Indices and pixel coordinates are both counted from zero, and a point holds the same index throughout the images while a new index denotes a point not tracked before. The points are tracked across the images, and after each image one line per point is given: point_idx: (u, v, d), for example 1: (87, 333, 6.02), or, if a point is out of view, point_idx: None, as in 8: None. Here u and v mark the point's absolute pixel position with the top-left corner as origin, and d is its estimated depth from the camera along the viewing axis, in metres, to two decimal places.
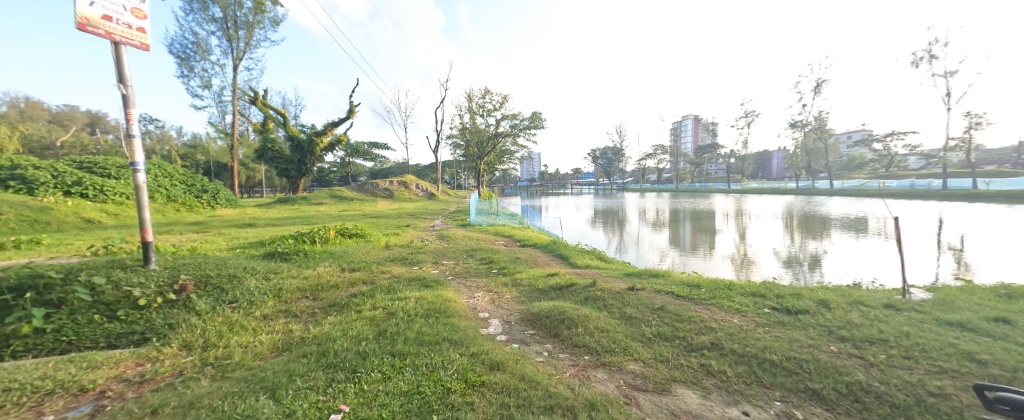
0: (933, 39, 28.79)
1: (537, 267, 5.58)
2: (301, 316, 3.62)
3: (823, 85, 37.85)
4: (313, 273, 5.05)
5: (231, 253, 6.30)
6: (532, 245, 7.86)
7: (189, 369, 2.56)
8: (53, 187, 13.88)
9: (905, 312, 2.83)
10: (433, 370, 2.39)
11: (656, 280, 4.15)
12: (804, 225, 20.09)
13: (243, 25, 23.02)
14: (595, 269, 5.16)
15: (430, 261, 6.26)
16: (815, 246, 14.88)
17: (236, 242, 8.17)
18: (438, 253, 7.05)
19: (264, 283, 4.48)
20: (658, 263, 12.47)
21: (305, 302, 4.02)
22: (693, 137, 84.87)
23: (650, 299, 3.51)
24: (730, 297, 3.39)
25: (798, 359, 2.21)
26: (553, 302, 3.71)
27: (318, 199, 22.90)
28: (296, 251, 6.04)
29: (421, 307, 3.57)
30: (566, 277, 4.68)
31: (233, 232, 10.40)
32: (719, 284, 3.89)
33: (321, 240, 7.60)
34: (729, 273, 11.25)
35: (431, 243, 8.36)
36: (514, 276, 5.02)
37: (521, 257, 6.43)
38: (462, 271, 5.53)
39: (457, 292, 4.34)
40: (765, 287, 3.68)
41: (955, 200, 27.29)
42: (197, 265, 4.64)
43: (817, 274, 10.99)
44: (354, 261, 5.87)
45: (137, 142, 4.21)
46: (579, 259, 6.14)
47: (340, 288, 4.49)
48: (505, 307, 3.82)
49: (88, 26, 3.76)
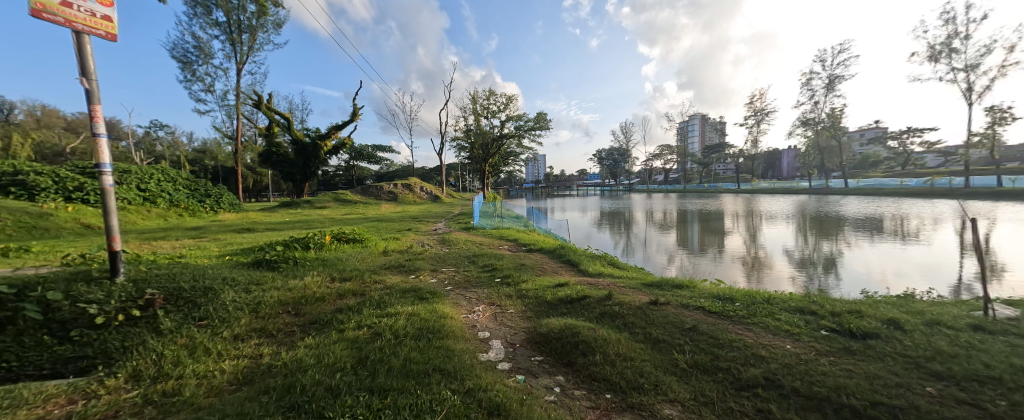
0: (952, 33, 27.88)
1: (543, 276, 5.10)
2: (277, 336, 3.18)
3: (836, 81, 36.87)
4: (300, 284, 4.60)
5: (218, 261, 5.89)
6: (538, 250, 7.40)
7: (125, 411, 2.11)
8: (54, 193, 13.73)
9: (1003, 336, 2.29)
10: (418, 415, 1.91)
11: (683, 292, 3.64)
12: (816, 226, 19.34)
13: (247, 29, 22.97)
14: (609, 277, 4.66)
15: (429, 268, 5.81)
16: (830, 247, 14.29)
17: (228, 249, 7.80)
18: (438, 260, 6.58)
19: (243, 296, 4.04)
20: (667, 266, 11.82)
21: (285, 319, 3.58)
22: (700, 137, 83.74)
23: (679, 315, 3.03)
24: (776, 316, 2.88)
25: (887, 405, 1.71)
26: (564, 319, 3.22)
27: (321, 203, 22.61)
28: (286, 258, 5.63)
29: (413, 326, 3.11)
30: (577, 287, 4.19)
31: (229, 237, 10.07)
32: (756, 297, 3.39)
33: (316, 246, 7.20)
34: (741, 277, 10.48)
35: (431, 248, 7.93)
36: (518, 287, 4.51)
37: (527, 264, 5.92)
38: (463, 280, 5.05)
39: (455, 306, 3.87)
40: (814, 301, 3.16)
41: (978, 198, 26.31)
42: (172, 276, 4.22)
43: (833, 277, 10.26)
44: (347, 270, 5.42)
45: (104, 143, 3.78)
46: (591, 266, 5.61)
47: (329, 301, 4.07)
48: (508, 324, 3.33)
49: (44, 13, 3.32)
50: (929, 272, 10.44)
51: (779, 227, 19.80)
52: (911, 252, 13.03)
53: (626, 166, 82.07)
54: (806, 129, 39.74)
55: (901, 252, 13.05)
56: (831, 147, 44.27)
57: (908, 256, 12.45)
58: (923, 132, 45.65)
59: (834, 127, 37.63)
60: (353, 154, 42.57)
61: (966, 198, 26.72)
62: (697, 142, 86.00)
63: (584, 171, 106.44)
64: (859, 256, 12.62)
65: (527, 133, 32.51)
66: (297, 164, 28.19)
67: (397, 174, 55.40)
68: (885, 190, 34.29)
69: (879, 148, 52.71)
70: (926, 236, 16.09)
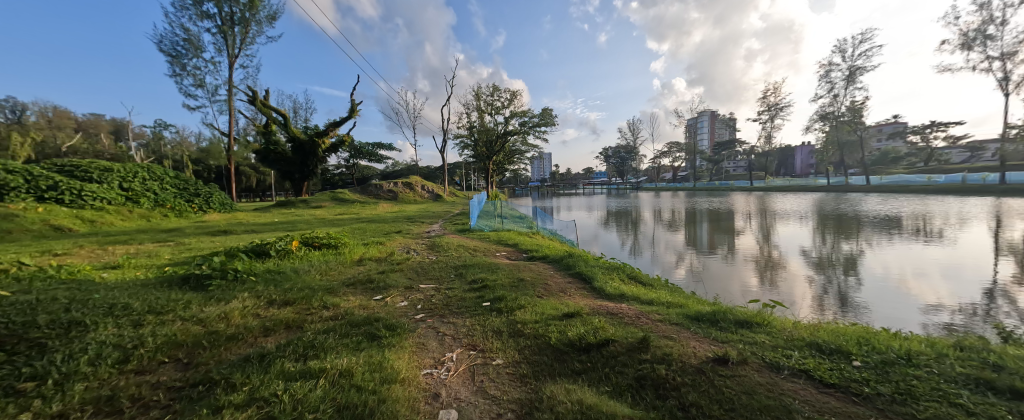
0: (988, 19, 26.04)
1: (548, 298, 3.84)
2: (124, 416, 1.99)
3: (856, 72, 35.11)
4: (219, 311, 3.39)
5: (139, 277, 4.72)
6: (542, 257, 6.25)
7: None
8: (24, 193, 12.89)
9: None
10: None
11: (760, 335, 2.39)
12: (833, 225, 17.82)
13: (238, 21, 22.20)
14: (636, 303, 3.44)
15: (402, 286, 4.58)
16: (850, 247, 12.83)
17: (178, 257, 6.68)
18: (417, 272, 5.36)
19: (125, 334, 2.86)
20: (672, 266, 10.60)
21: (161, 376, 2.40)
22: (709, 133, 81.52)
23: (780, 390, 1.78)
24: (954, 400, 1.64)
25: None
26: (576, 390, 2.00)
27: (317, 202, 21.76)
28: (224, 272, 4.43)
29: (330, 404, 1.91)
30: (593, 321, 2.95)
31: (194, 240, 9.01)
32: (884, 351, 2.14)
33: (276, 255, 6.01)
34: (752, 281, 8.95)
35: (416, 255, 6.76)
36: (513, 317, 3.27)
37: (527, 279, 4.68)
38: (438, 305, 3.80)
39: (417, 353, 2.66)
40: (996, 368, 1.91)
41: (1013, 195, 24.63)
42: (32, 305, 3.01)
43: (854, 279, 8.80)
44: (295, 288, 4.21)
45: None
46: (608, 284, 4.36)
47: (250, 340, 2.90)
48: (490, 393, 2.11)
49: None
50: (951, 271, 9.30)
51: (793, 226, 18.30)
52: (933, 252, 11.66)
53: (634, 164, 80.78)
54: (824, 123, 38.02)
55: (924, 250, 11.87)
56: (850, 142, 42.30)
57: (930, 255, 11.07)
58: (947, 127, 43.51)
59: (854, 122, 35.85)
60: (355, 153, 41.79)
61: (999, 195, 25.09)
62: (705, 139, 83.85)
63: (591, 170, 105.45)
64: (877, 256, 11.23)
65: (531, 129, 31.48)
66: (294, 163, 27.22)
67: (401, 173, 54.57)
68: (910, 186, 32.49)
69: (901, 143, 50.30)
70: (952, 234, 14.71)
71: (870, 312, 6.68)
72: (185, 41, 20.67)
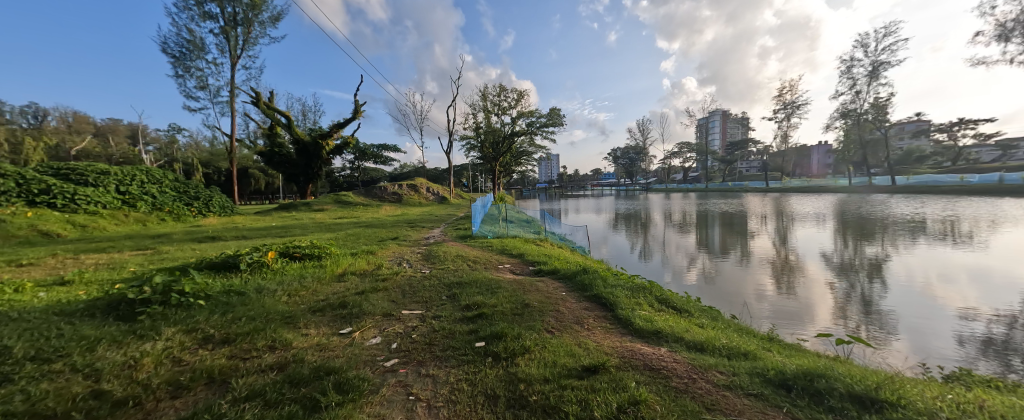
0: None
1: (560, 338, 2.91)
2: None
3: (881, 67, 33.45)
4: (128, 356, 2.59)
5: (65, 301, 3.93)
6: (549, 271, 5.40)
7: None
8: (15, 197, 12.42)
9: None
10: None
11: None
12: (855, 227, 16.69)
13: (242, 22, 21.80)
14: (684, 350, 2.52)
15: (380, 313, 3.71)
16: (875, 249, 11.79)
17: (138, 270, 5.89)
18: (404, 292, 4.48)
19: None
20: (685, 269, 9.64)
21: None
22: (721, 133, 79.81)
23: None
24: None
25: None
26: None
27: (319, 205, 21.19)
28: (165, 296, 3.62)
29: None
30: (630, 384, 2.03)
31: (174, 249, 8.29)
32: None
33: (247, 268, 5.25)
34: (769, 285, 7.94)
35: (407, 268, 5.93)
36: (516, 368, 2.38)
37: (535, 303, 3.81)
38: (419, 344, 2.92)
39: None
40: None
41: None
42: None
43: (880, 284, 7.81)
44: (249, 317, 3.40)
45: None
46: (636, 313, 3.45)
47: (146, 408, 2.07)
48: None
49: None
50: (983, 274, 8.36)
51: (811, 228, 17.17)
52: (966, 255, 10.55)
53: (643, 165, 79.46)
54: (846, 122, 36.39)
55: (958, 253, 10.80)
56: (871, 141, 40.50)
57: (962, 259, 10.08)
58: (976, 124, 41.43)
59: (878, 120, 34.11)
60: (361, 154, 41.33)
61: None
62: (717, 139, 82.12)
63: (599, 172, 104.27)
64: (905, 259, 10.20)
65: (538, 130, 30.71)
66: (298, 165, 26.76)
67: (408, 176, 54.11)
68: (940, 187, 30.76)
69: (925, 142, 48.19)
70: (987, 237, 13.55)
71: (896, 318, 5.72)
72: (187, 42, 20.33)
